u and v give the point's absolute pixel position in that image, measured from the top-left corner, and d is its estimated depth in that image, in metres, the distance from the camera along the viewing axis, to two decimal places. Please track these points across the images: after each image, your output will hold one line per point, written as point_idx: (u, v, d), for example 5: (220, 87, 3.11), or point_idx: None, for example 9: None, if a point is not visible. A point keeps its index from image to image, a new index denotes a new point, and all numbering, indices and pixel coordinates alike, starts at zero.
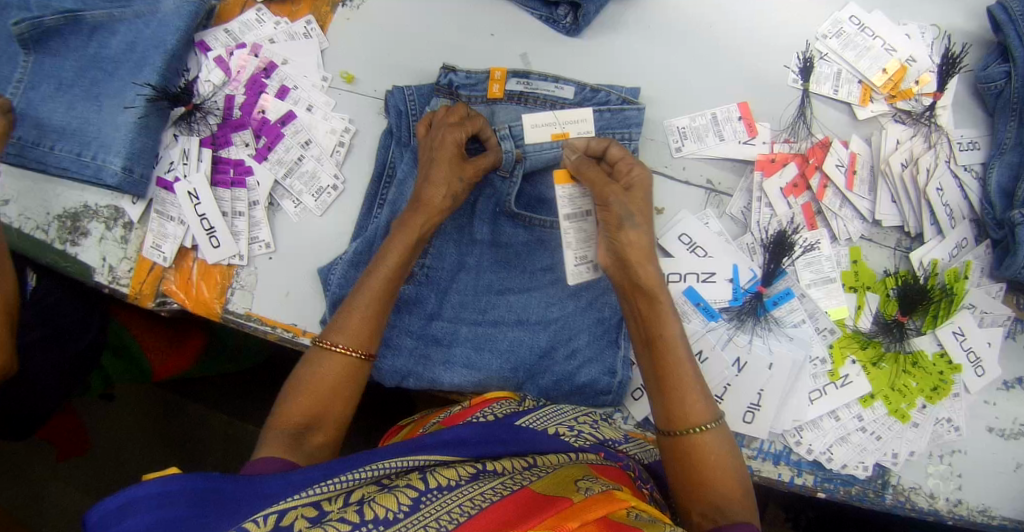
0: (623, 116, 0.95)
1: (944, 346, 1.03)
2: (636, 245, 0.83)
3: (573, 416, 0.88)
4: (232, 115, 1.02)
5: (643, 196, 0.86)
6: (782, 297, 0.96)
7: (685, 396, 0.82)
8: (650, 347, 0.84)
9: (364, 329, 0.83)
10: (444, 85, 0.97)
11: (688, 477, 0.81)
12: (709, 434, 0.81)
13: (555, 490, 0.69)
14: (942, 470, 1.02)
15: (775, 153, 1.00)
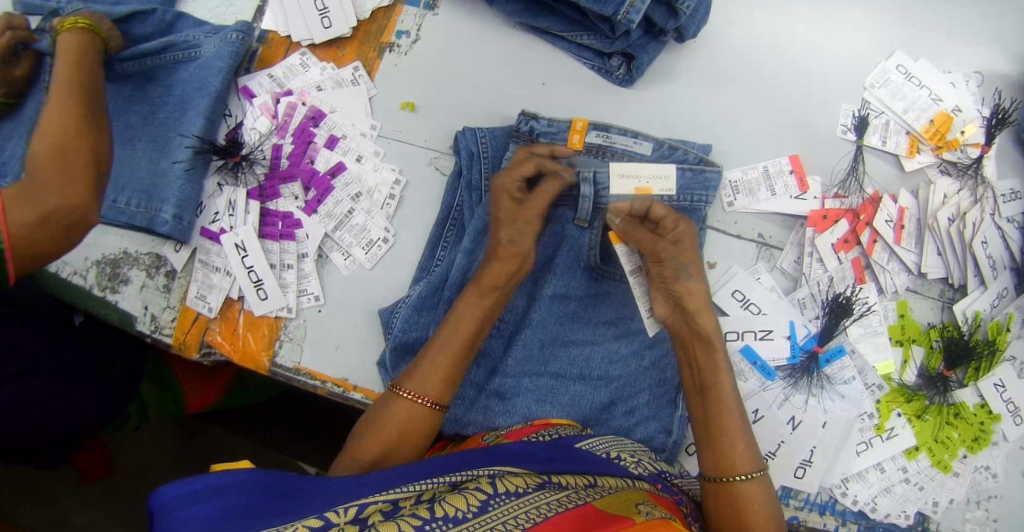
0: (703, 179, 0.94)
1: (985, 398, 1.04)
2: (694, 294, 0.86)
3: (632, 447, 0.88)
4: (280, 166, 1.00)
5: (692, 249, 0.89)
6: (834, 354, 0.97)
7: (733, 440, 0.83)
8: (701, 391, 0.86)
9: (438, 373, 0.83)
10: (524, 131, 0.97)
11: (729, 524, 0.80)
12: (754, 483, 0.81)
13: (622, 509, 0.67)
14: (979, 515, 1.04)
15: (827, 210, 1.00)
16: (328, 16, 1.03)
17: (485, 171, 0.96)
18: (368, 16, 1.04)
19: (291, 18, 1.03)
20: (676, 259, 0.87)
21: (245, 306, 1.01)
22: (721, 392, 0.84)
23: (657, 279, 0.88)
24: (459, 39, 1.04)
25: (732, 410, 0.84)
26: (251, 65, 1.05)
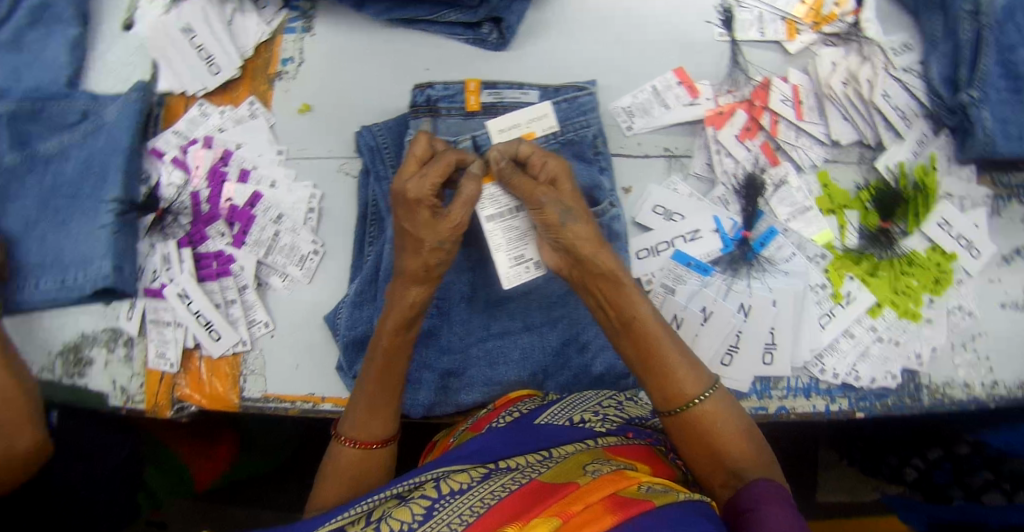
0: (578, 104, 0.99)
1: (934, 240, 1.04)
2: (583, 236, 0.84)
3: (598, 399, 0.92)
4: (202, 210, 1.05)
5: (567, 186, 0.87)
6: (767, 237, 0.98)
7: (675, 374, 0.84)
8: (630, 331, 0.85)
9: (372, 423, 0.88)
10: (422, 103, 0.98)
11: (701, 450, 0.83)
12: (711, 405, 0.84)
13: (567, 478, 0.76)
14: (969, 357, 1.08)
15: (721, 106, 1.02)
16: (214, 63, 1.09)
17: (390, 160, 1.00)
18: (252, 54, 1.10)
19: (182, 76, 1.10)
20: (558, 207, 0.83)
21: (204, 353, 1.04)
22: (647, 327, 0.84)
23: (544, 230, 0.85)
24: (338, 51, 1.09)
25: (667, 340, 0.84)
26: (156, 130, 1.10)
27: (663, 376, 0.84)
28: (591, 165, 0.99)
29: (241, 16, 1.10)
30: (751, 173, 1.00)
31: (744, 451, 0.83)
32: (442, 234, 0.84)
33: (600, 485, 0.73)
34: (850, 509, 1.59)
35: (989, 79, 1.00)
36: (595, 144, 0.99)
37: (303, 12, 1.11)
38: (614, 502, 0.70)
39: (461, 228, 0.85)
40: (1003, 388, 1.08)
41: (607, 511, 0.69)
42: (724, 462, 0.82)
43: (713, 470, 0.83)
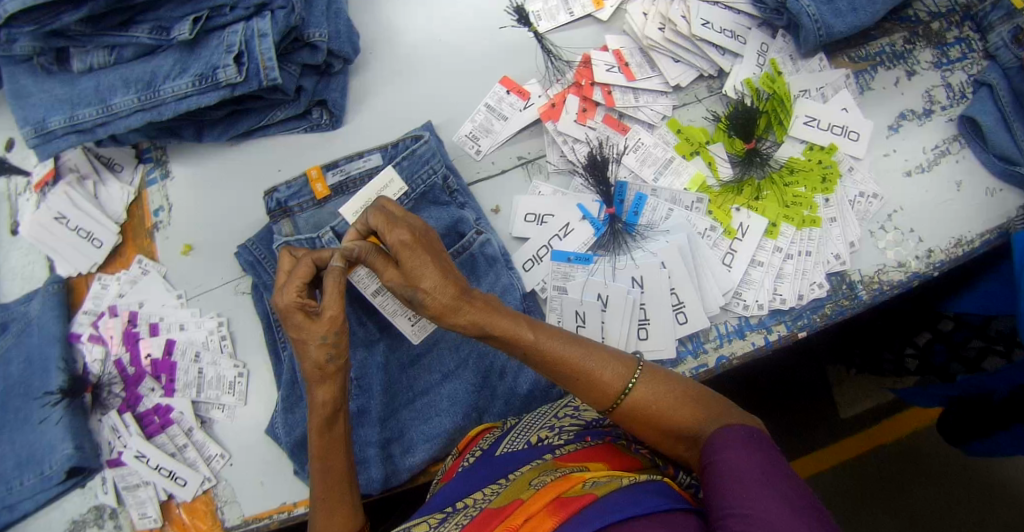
0: (418, 156, 1.01)
1: (808, 140, 1.03)
2: (440, 299, 0.81)
3: (551, 414, 0.90)
4: (129, 373, 1.11)
5: (414, 246, 0.82)
6: (638, 204, 0.99)
7: (590, 386, 0.81)
8: (534, 363, 0.84)
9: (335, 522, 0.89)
10: (275, 208, 1.01)
11: (649, 436, 0.81)
12: (636, 396, 0.80)
13: (515, 495, 0.73)
14: (895, 235, 1.06)
15: (553, 98, 1.03)
16: (95, 237, 1.15)
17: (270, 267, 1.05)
18: (126, 216, 1.16)
19: (73, 260, 1.15)
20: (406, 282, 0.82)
21: (179, 500, 1.07)
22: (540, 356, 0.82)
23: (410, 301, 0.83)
24: (199, 184, 1.14)
25: (565, 358, 0.82)
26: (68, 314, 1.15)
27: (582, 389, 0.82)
28: (451, 204, 1.02)
29: (104, 186, 1.17)
30: (591, 153, 0.98)
31: (692, 417, 0.79)
32: (323, 329, 0.85)
33: (544, 492, 0.71)
34: (877, 413, 1.56)
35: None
36: (447, 185, 1.02)
37: (157, 161, 1.17)
38: (557, 507, 0.68)
39: (341, 318, 0.86)
40: (939, 254, 1.05)
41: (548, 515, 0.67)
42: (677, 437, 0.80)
43: (671, 447, 0.81)
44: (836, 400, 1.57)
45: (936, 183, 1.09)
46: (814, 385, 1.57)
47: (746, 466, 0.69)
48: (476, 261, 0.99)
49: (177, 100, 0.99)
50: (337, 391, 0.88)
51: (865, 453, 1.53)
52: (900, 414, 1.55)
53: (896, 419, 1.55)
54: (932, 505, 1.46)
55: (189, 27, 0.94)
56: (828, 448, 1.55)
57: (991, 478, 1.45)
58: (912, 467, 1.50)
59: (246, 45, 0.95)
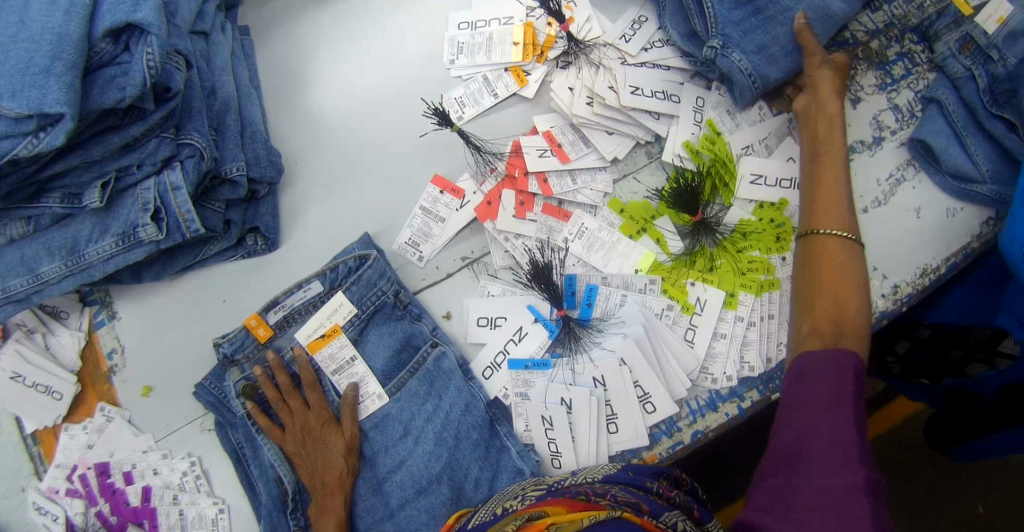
0: (365, 280, 0.98)
1: (757, 198, 0.99)
2: (824, 77, 0.93)
3: (516, 491, 0.88)
4: (111, 523, 1.09)
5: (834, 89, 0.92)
6: (591, 295, 0.96)
7: (826, 204, 0.86)
8: (807, 144, 0.92)
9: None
10: (223, 359, 1.01)
11: (818, 283, 0.82)
12: (841, 251, 0.83)
13: None
14: None
15: (488, 195, 1.00)
16: (54, 389, 1.12)
17: (224, 408, 1.02)
18: (81, 363, 1.14)
19: (34, 416, 1.12)
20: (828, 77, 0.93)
21: None
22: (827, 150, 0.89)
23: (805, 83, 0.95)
24: (147, 323, 1.11)
25: (825, 172, 0.88)
26: (41, 469, 1.13)
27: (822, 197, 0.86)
28: (402, 318, 1.00)
29: (53, 336, 1.14)
30: (535, 261, 0.95)
31: (853, 325, 0.79)
32: (346, 442, 0.97)
33: None
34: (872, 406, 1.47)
35: (722, 21, 0.97)
36: (399, 301, 1.00)
37: (102, 302, 1.14)
38: None
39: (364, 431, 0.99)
40: (905, 288, 1.03)
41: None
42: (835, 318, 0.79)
43: (820, 318, 0.80)
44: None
45: (895, 214, 1.06)
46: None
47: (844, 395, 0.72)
48: (434, 375, 0.97)
49: (104, 261, 0.97)
50: (347, 499, 0.95)
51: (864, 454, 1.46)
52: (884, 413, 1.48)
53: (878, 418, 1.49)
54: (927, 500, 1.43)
55: (98, 195, 0.92)
56: None
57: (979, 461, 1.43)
58: (903, 466, 1.46)
59: (161, 200, 0.94)
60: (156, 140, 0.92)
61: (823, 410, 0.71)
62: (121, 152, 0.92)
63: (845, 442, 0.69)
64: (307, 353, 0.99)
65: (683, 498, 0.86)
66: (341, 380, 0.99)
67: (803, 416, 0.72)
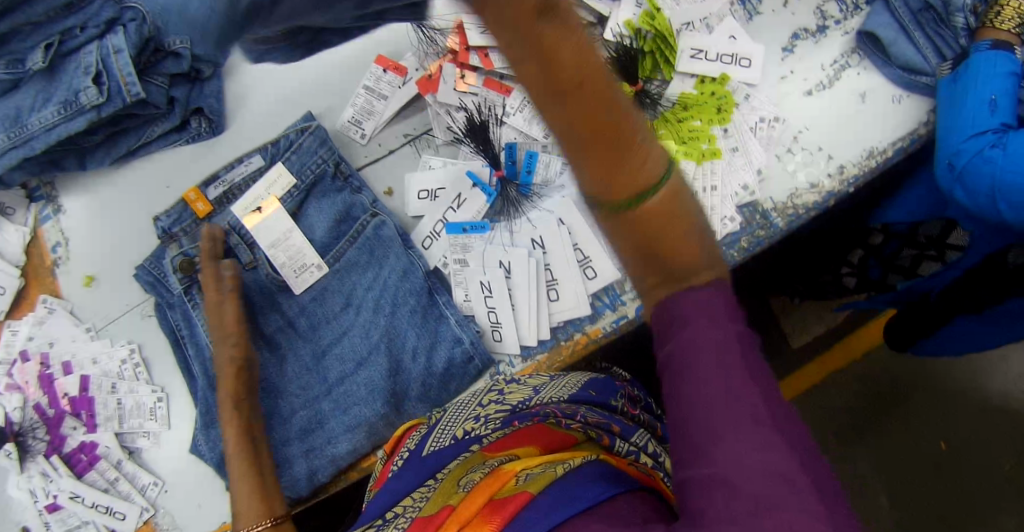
0: (305, 149, 0.98)
1: (698, 72, 1.03)
2: None
3: (476, 403, 0.86)
4: (49, 415, 1.05)
5: None
6: (530, 162, 0.97)
7: (623, 151, 0.46)
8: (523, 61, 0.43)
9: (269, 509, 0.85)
10: (162, 234, 1.00)
11: (648, 265, 0.52)
12: (665, 200, 0.48)
13: (443, 501, 0.68)
14: (802, 156, 1.00)
15: (430, 70, 1.00)
16: None
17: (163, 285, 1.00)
18: (26, 257, 1.10)
19: None
20: None
21: None
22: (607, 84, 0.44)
23: None
24: (90, 213, 1.10)
25: (599, 93, 0.43)
26: None
27: (604, 151, 0.45)
28: (343, 191, 0.99)
29: None
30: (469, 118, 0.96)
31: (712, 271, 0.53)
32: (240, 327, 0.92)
33: (475, 494, 0.66)
34: (826, 339, 1.56)
35: None
36: (341, 172, 0.99)
37: (48, 197, 1.12)
38: (490, 507, 0.64)
39: (299, 306, 0.98)
40: (852, 169, 1.00)
41: (486, 519, 0.62)
42: (674, 283, 0.52)
43: (669, 294, 0.53)
44: (784, 332, 1.57)
45: (839, 98, 1.02)
46: (759, 320, 1.56)
47: (722, 346, 0.51)
48: (374, 244, 0.96)
49: (46, 131, 0.96)
50: None
51: (839, 381, 1.55)
52: (812, 361, 1.56)
53: (812, 366, 1.56)
54: (868, 414, 1.53)
55: (41, 55, 0.93)
56: (794, 380, 1.56)
57: (893, 369, 1.54)
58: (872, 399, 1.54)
59: (103, 64, 0.94)
60: (98, 2, 0.93)
61: (710, 385, 0.50)
62: (64, 13, 0.92)
63: (751, 414, 0.49)
64: (241, 224, 0.98)
65: (645, 417, 0.92)
66: (278, 254, 0.97)
67: (692, 394, 0.51)
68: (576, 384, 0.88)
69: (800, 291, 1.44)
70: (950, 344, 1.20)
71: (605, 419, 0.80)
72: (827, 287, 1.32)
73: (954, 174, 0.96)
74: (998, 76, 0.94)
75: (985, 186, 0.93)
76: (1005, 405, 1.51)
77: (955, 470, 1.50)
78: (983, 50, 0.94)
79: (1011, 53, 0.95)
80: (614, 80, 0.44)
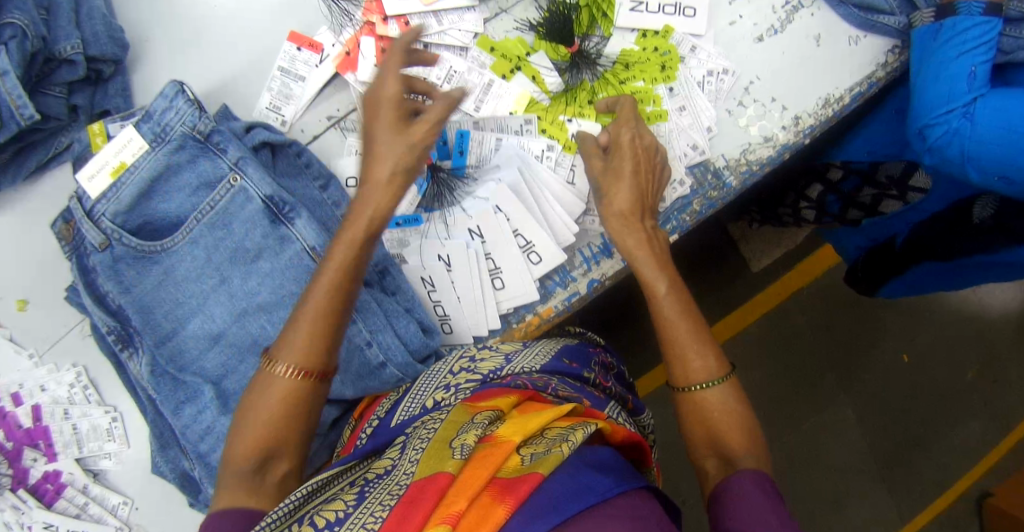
0: (199, 140, 0.89)
1: (638, 27, 0.94)
2: (639, 147, 0.84)
3: (445, 371, 0.81)
4: (6, 448, 1.02)
5: (647, 161, 0.84)
6: (462, 142, 0.90)
7: (680, 361, 0.80)
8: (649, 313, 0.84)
9: (316, 346, 0.70)
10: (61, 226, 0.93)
11: (697, 430, 0.79)
12: (707, 396, 0.79)
13: (438, 462, 0.59)
14: (755, 109, 0.94)
15: (347, 46, 0.94)
16: None
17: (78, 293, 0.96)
18: None
19: None
20: (601, 175, 0.84)
21: None
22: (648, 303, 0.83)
23: (619, 132, 0.84)
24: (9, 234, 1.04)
25: (668, 330, 0.81)
26: None
27: (672, 358, 0.81)
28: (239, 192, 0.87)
29: None
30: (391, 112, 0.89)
31: (743, 443, 0.77)
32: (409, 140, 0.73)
33: (482, 465, 0.59)
34: (788, 259, 1.55)
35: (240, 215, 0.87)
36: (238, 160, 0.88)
37: None
38: (501, 490, 0.57)
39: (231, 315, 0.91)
40: (806, 120, 0.95)
41: (497, 499, 0.56)
42: (719, 444, 0.77)
43: (705, 449, 0.78)
44: (743, 257, 1.54)
45: (792, 42, 0.96)
46: (718, 254, 1.52)
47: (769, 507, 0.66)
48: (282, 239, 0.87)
49: None
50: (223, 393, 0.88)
51: (795, 300, 1.56)
52: (771, 286, 1.55)
53: (769, 291, 1.55)
54: (824, 336, 1.56)
55: None
56: (749, 305, 1.55)
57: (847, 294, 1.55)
58: (828, 319, 1.57)
59: None
60: None
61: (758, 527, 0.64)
62: None
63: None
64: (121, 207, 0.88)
65: (617, 389, 0.90)
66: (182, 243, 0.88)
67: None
68: (550, 353, 0.85)
69: (755, 217, 1.43)
70: (928, 282, 1.12)
71: (576, 393, 0.78)
72: (783, 217, 1.28)
73: (923, 143, 0.91)
74: (976, 44, 0.87)
75: (957, 154, 0.88)
76: (945, 318, 1.57)
77: (906, 382, 1.56)
78: (974, 13, 0.86)
79: (1000, 19, 0.86)
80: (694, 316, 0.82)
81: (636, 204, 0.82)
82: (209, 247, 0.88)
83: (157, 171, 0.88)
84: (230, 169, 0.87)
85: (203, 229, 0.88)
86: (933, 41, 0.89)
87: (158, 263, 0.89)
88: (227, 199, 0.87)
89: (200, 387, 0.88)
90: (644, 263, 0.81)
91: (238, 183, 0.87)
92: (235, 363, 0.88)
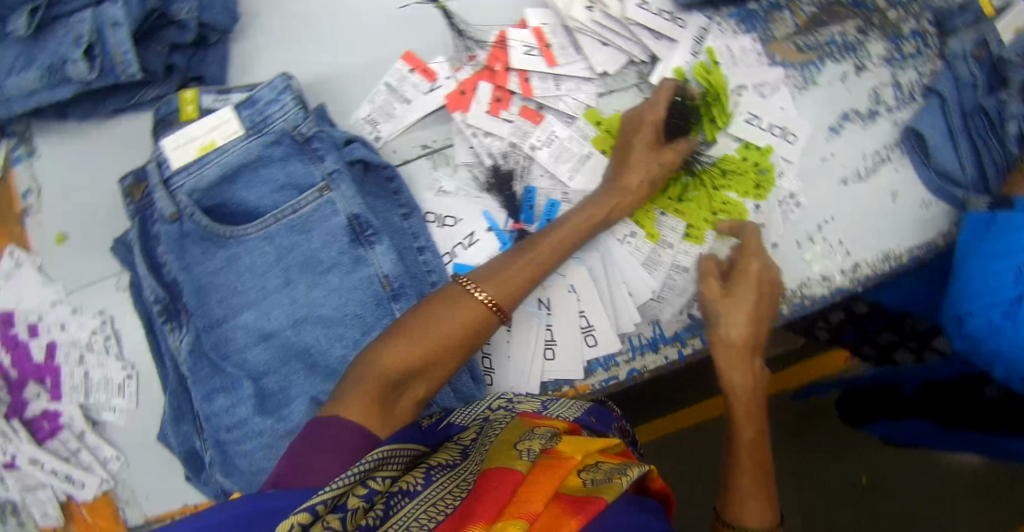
0: (299, 141, 0.89)
1: (744, 137, 0.99)
2: (761, 277, 0.90)
3: (485, 405, 0.83)
4: (11, 377, 1.00)
5: (768, 301, 0.91)
6: (551, 211, 0.93)
7: (738, 502, 0.86)
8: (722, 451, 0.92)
9: (515, 292, 0.83)
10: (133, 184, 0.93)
11: None
12: None
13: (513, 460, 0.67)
14: (822, 247, 0.99)
15: (462, 84, 0.95)
16: None
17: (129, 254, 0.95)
18: None
19: None
20: (721, 305, 0.90)
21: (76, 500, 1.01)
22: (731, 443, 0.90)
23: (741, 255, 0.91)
24: (69, 166, 1.02)
25: (741, 467, 0.88)
26: None
27: (730, 496, 0.87)
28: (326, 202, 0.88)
29: None
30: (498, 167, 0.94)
31: None
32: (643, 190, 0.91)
33: (552, 475, 0.66)
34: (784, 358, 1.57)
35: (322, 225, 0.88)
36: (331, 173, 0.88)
37: (20, 137, 1.03)
38: (568, 504, 0.64)
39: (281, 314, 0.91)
40: (865, 268, 0.99)
41: (566, 510, 0.63)
42: None
43: None
44: None
45: (872, 192, 1.00)
46: None
47: None
48: (355, 258, 0.88)
49: (27, 97, 0.88)
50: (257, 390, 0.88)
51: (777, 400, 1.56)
52: None
53: None
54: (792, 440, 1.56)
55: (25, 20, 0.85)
56: None
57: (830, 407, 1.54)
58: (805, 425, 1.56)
59: (97, 34, 0.86)
60: None
61: None
62: None
63: None
64: (200, 185, 0.88)
65: None
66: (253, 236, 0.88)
67: None
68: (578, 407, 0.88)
69: None
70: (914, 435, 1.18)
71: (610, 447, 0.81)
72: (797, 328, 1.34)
73: (961, 329, 0.96)
74: None
75: (989, 349, 0.93)
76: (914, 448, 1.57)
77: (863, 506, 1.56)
78: None
79: None
80: (765, 466, 0.88)
81: (749, 340, 0.89)
82: (282, 246, 0.88)
83: (248, 161, 0.89)
84: (322, 179, 0.88)
85: (279, 230, 0.88)
86: (987, 227, 0.93)
87: (224, 249, 0.88)
88: (313, 207, 0.88)
89: (234, 377, 0.88)
90: (740, 404, 0.90)
91: (326, 195, 0.88)
92: (277, 364, 0.88)
